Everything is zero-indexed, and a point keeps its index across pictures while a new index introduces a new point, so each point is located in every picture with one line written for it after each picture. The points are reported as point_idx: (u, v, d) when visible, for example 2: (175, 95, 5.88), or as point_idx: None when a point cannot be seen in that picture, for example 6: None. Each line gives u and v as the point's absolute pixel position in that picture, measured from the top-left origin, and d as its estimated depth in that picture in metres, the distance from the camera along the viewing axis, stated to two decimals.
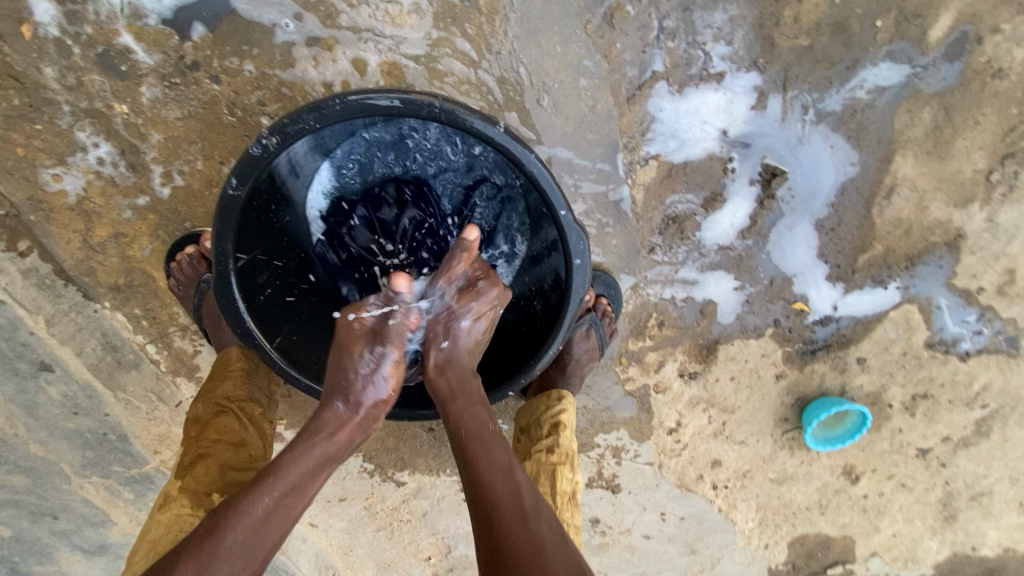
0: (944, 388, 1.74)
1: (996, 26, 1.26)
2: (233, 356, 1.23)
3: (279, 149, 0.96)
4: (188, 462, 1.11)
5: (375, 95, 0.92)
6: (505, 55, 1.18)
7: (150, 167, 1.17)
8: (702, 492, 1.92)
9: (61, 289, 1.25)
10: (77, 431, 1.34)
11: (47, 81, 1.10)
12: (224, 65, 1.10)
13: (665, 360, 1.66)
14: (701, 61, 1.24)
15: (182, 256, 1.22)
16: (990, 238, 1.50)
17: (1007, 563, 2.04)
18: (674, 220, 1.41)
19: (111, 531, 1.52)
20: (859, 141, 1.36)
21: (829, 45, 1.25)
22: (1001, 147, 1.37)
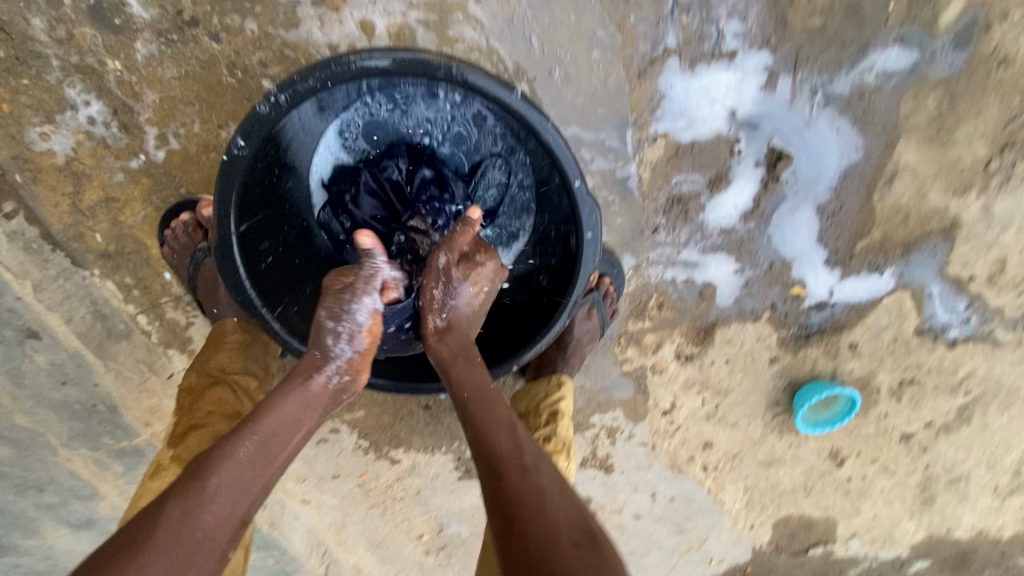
0: (930, 374, 1.78)
1: (1004, 13, 1.26)
2: (228, 327, 1.19)
3: (287, 108, 0.94)
4: (181, 432, 1.08)
5: (388, 53, 0.90)
6: (517, 23, 1.15)
7: (144, 129, 1.13)
8: (693, 474, 1.95)
9: (48, 254, 1.20)
10: (66, 401, 1.30)
11: (36, 33, 1.05)
12: (224, 22, 1.05)
13: (663, 342, 1.67)
14: (713, 38, 1.22)
15: (177, 223, 1.18)
16: (984, 228, 1.52)
17: (979, 545, 2.12)
18: (679, 200, 1.41)
19: (98, 505, 1.49)
20: (864, 125, 1.36)
21: (841, 26, 1.24)
22: (1000, 137, 1.38)
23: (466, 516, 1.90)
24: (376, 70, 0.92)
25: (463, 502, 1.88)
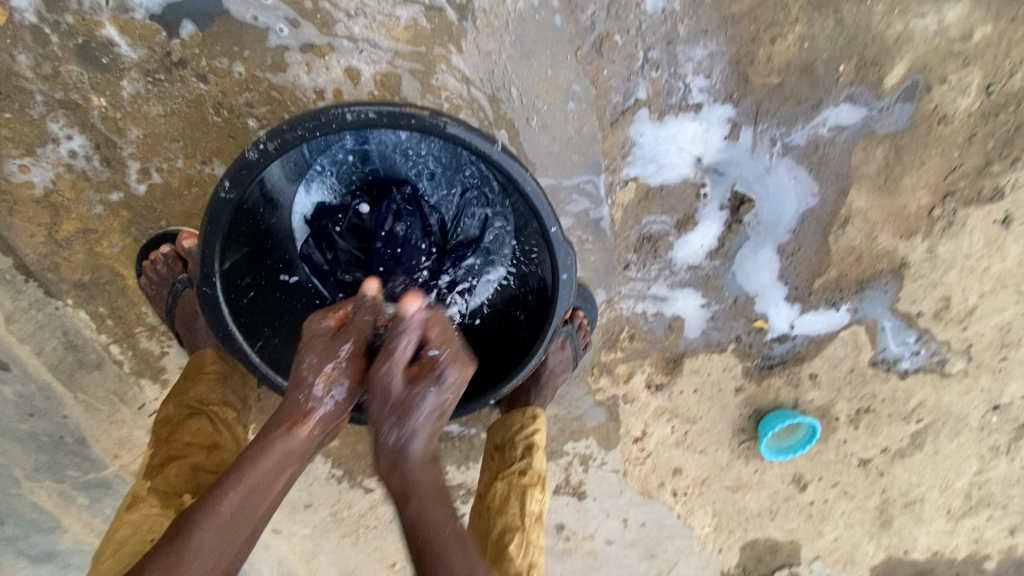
0: (884, 403, 1.85)
1: (943, 76, 1.36)
2: (206, 357, 1.20)
3: (273, 157, 0.96)
4: (158, 465, 1.07)
5: (376, 107, 0.93)
6: (498, 74, 1.20)
7: (126, 164, 1.14)
8: (664, 499, 1.99)
9: (22, 285, 1.20)
10: (32, 434, 1.28)
11: (21, 69, 1.05)
12: (212, 65, 1.08)
13: (634, 372, 1.73)
14: (681, 91, 1.30)
15: (156, 255, 1.19)
16: (930, 268, 1.61)
17: (936, 566, 2.15)
18: (649, 239, 1.48)
19: (61, 539, 1.48)
20: (819, 174, 1.46)
21: (796, 84, 1.34)
22: (942, 186, 1.49)
23: None
24: (364, 122, 0.94)
25: None
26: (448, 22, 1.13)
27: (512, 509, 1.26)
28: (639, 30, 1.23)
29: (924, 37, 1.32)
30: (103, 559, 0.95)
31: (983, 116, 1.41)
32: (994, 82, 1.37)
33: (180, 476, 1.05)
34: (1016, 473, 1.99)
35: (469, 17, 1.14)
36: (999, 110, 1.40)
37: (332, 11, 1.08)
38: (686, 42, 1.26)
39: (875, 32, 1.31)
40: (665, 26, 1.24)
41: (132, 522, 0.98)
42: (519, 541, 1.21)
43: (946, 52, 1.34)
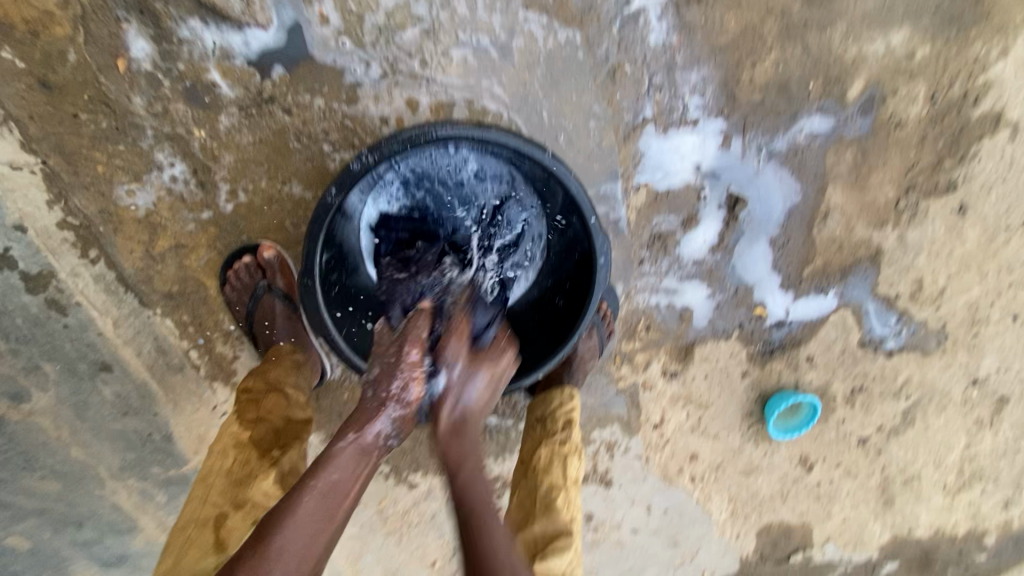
0: (875, 381, 1.99)
1: (894, 89, 1.63)
2: (285, 348, 1.35)
3: (369, 168, 1.16)
4: (250, 419, 1.21)
5: (453, 125, 1.15)
6: (530, 99, 1.43)
7: (218, 186, 1.33)
8: (683, 485, 2.10)
9: (122, 295, 1.35)
10: (123, 432, 1.43)
11: (136, 109, 1.25)
12: (297, 100, 1.29)
13: (651, 360, 1.91)
14: (680, 109, 1.55)
15: (239, 265, 1.35)
16: (902, 254, 1.81)
17: (939, 544, 2.23)
18: (659, 236, 1.70)
19: (135, 539, 1.55)
20: (800, 175, 1.70)
21: (775, 99, 1.59)
22: (904, 181, 1.73)
23: None
24: (444, 138, 1.16)
25: None
26: (490, 59, 1.37)
27: (555, 471, 1.42)
28: (645, 59, 1.48)
29: (877, 58, 1.60)
30: (217, 486, 1.11)
31: (931, 121, 1.67)
32: (938, 92, 1.64)
33: (267, 432, 1.20)
34: (1002, 445, 2.10)
35: (507, 55, 1.38)
36: (945, 115, 1.66)
37: (396, 53, 1.31)
38: (683, 68, 1.51)
39: (836, 54, 1.57)
40: (665, 56, 1.49)
41: (235, 460, 1.14)
42: (563, 498, 1.38)
43: (895, 69, 1.61)
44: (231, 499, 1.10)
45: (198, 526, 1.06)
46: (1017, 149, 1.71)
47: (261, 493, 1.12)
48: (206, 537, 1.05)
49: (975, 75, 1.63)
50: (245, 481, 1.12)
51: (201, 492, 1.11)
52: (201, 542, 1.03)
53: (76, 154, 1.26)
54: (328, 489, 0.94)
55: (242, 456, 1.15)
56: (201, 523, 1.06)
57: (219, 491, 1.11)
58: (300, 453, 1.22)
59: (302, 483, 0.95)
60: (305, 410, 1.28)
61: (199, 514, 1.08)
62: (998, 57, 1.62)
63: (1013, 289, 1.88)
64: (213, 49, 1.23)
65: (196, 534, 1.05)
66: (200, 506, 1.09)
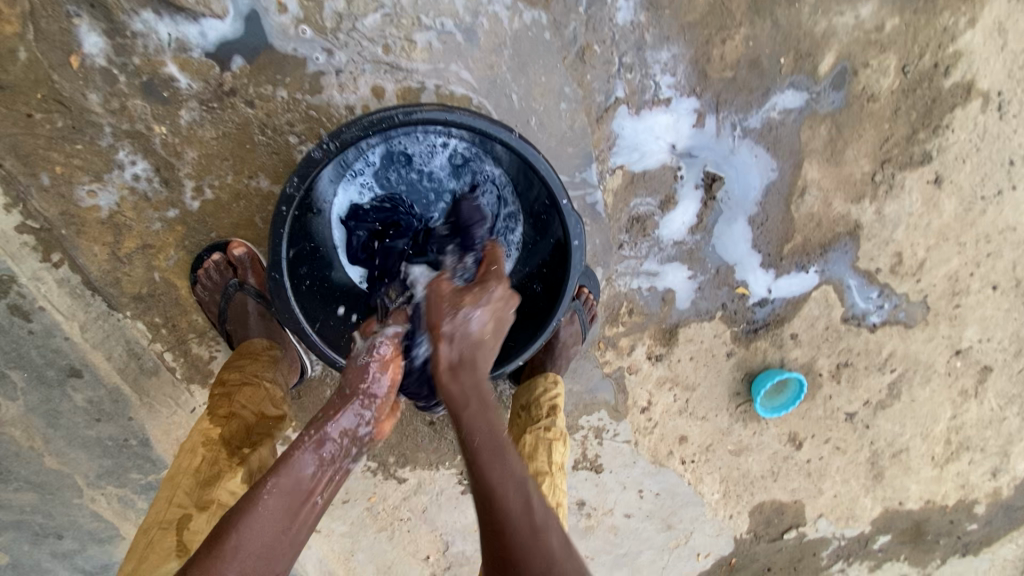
0: (860, 356, 1.99)
1: (865, 61, 1.63)
2: (261, 345, 1.32)
3: (333, 155, 1.13)
4: (222, 416, 1.18)
5: (417, 108, 1.12)
6: (499, 83, 1.41)
7: (182, 183, 1.30)
8: (674, 467, 2.10)
9: (89, 299, 1.32)
10: (98, 439, 1.40)
11: (92, 106, 1.21)
12: (259, 91, 1.26)
13: (635, 344, 1.91)
14: (652, 89, 1.53)
15: (209, 263, 1.33)
16: (880, 227, 1.82)
17: (929, 514, 2.25)
18: (637, 219, 1.69)
19: (118, 548, 1.52)
20: (775, 151, 1.69)
21: (747, 76, 1.58)
22: (880, 154, 1.73)
23: (469, 532, 1.99)
24: (408, 121, 1.13)
25: (466, 517, 1.97)
26: (456, 43, 1.35)
27: (541, 457, 1.43)
28: (613, 39, 1.46)
29: (847, 31, 1.59)
30: (184, 484, 1.08)
31: (904, 92, 1.67)
32: (909, 64, 1.64)
33: (237, 430, 1.17)
34: (987, 415, 2.12)
35: (473, 39, 1.36)
36: (917, 86, 1.66)
37: (358, 39, 1.28)
38: (653, 47, 1.49)
39: (805, 28, 1.57)
40: (633, 35, 1.47)
41: (203, 458, 1.11)
42: (548, 483, 1.39)
43: (865, 42, 1.61)
44: (197, 499, 1.07)
45: (161, 529, 1.03)
46: (989, 118, 1.72)
47: (228, 492, 1.10)
48: (169, 539, 1.02)
49: (945, 45, 1.64)
50: (212, 480, 1.10)
51: (168, 491, 1.08)
52: (163, 545, 1.01)
53: (33, 155, 1.23)
54: (290, 486, 0.95)
55: (210, 453, 1.12)
56: (165, 525, 1.04)
57: (184, 490, 1.08)
58: (269, 452, 1.20)
59: (260, 483, 0.95)
60: (279, 407, 1.25)
61: (163, 515, 1.05)
62: (966, 27, 1.63)
63: (992, 259, 1.89)
64: (169, 42, 1.20)
65: (159, 536, 1.02)
66: (165, 506, 1.06)
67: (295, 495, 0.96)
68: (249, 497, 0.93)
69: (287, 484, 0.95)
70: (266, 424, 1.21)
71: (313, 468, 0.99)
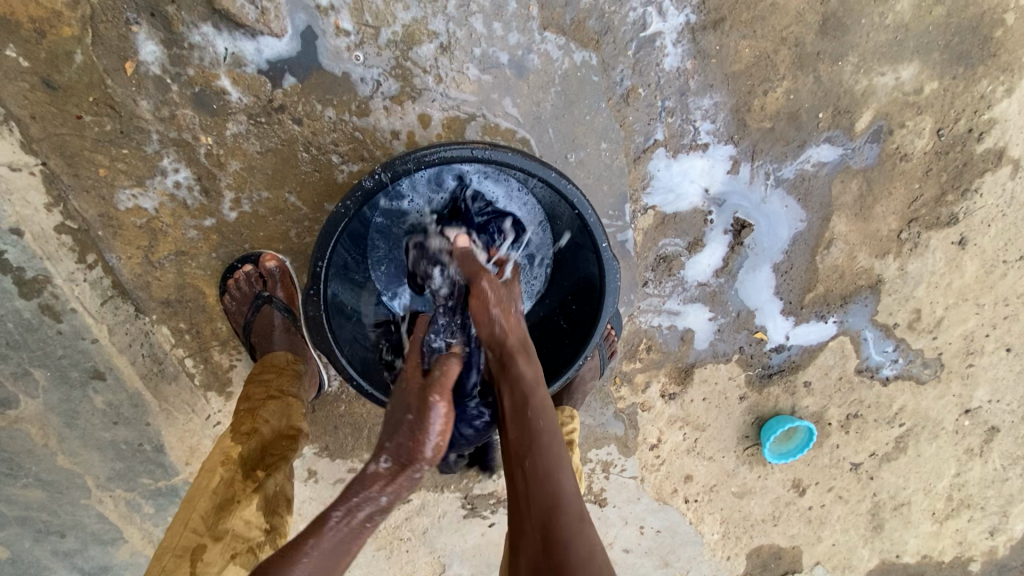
0: (870, 408, 1.99)
1: (901, 122, 1.64)
2: (284, 360, 1.31)
3: (382, 186, 1.12)
4: (243, 433, 1.17)
5: (470, 147, 1.12)
6: (541, 118, 1.42)
7: (222, 193, 1.30)
8: (677, 505, 2.08)
9: (118, 301, 1.32)
10: (112, 441, 1.39)
11: (142, 112, 1.22)
12: (308, 111, 1.27)
13: (650, 381, 1.90)
14: (691, 134, 1.54)
15: (240, 274, 1.33)
16: (902, 284, 1.82)
17: (926, 569, 2.23)
18: (664, 258, 1.70)
19: (119, 551, 1.50)
20: (805, 203, 1.70)
21: (785, 128, 1.59)
22: (907, 213, 1.74)
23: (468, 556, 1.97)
24: (459, 158, 1.13)
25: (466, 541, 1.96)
26: (505, 76, 1.36)
27: None
28: (659, 84, 1.47)
29: (886, 91, 1.60)
30: (202, 504, 1.06)
31: (936, 154, 1.68)
32: (943, 127, 1.66)
33: (255, 450, 1.16)
34: (991, 475, 2.11)
35: (522, 73, 1.37)
36: (949, 149, 1.68)
37: (410, 67, 1.29)
38: (696, 93, 1.50)
39: (846, 86, 1.58)
40: (679, 80, 1.48)
41: (220, 479, 1.08)
42: None
43: (903, 103, 1.62)
44: (211, 525, 1.04)
45: (175, 556, 1.00)
46: (1017, 185, 1.73)
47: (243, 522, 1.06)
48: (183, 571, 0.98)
49: (980, 112, 1.65)
50: (227, 507, 1.07)
51: (184, 514, 1.06)
52: None
53: (78, 156, 1.23)
54: (360, 516, 0.94)
55: (228, 475, 1.09)
56: (180, 552, 1.00)
57: (201, 514, 1.05)
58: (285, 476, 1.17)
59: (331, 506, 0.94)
60: (295, 427, 1.24)
61: (178, 541, 1.02)
62: (1002, 95, 1.64)
63: (1008, 321, 1.89)
64: (224, 56, 1.21)
65: (172, 565, 0.99)
66: (180, 531, 1.03)
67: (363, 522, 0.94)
68: (317, 521, 0.93)
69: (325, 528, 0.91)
70: (281, 444, 1.20)
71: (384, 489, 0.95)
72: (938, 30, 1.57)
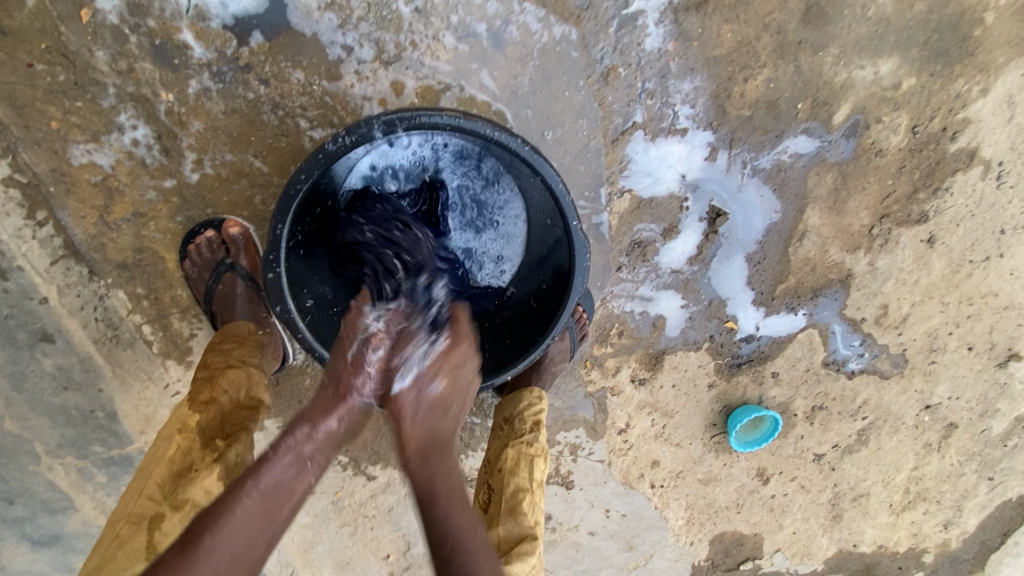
0: (835, 400, 2.03)
1: (878, 117, 1.65)
2: (245, 329, 1.27)
3: (347, 150, 1.09)
4: (202, 402, 1.14)
5: (440, 114, 1.09)
6: (519, 92, 1.39)
7: (183, 154, 1.25)
8: (643, 490, 2.11)
9: (70, 262, 1.27)
10: (63, 407, 1.35)
11: (98, 63, 1.17)
12: (275, 72, 1.23)
13: (621, 366, 1.91)
14: (670, 118, 1.53)
15: (201, 240, 1.28)
16: (871, 279, 1.85)
17: (881, 559, 2.29)
18: (639, 244, 1.69)
19: (70, 520, 1.47)
20: (781, 194, 1.71)
21: (764, 117, 1.59)
22: (880, 208, 1.75)
23: None
24: (429, 125, 1.10)
25: None
26: (482, 47, 1.33)
27: (522, 473, 1.40)
28: (639, 64, 1.46)
29: (865, 85, 1.61)
30: (158, 473, 1.05)
31: (910, 151, 1.70)
32: (918, 124, 1.67)
33: (214, 419, 1.13)
34: (947, 469, 2.16)
35: (500, 45, 1.34)
36: (923, 147, 1.69)
37: (384, 31, 1.25)
38: (676, 76, 1.49)
39: (826, 77, 1.58)
40: (660, 62, 1.47)
41: (178, 447, 1.07)
42: (529, 501, 1.36)
43: (880, 98, 1.63)
44: (168, 495, 1.03)
45: (130, 523, 0.99)
46: (987, 186, 1.76)
47: (203, 491, 1.04)
48: (139, 538, 0.98)
49: (955, 110, 1.67)
50: (185, 476, 1.05)
51: (140, 482, 1.05)
52: (133, 544, 0.97)
53: (29, 107, 1.18)
54: (267, 492, 0.93)
55: (185, 444, 1.08)
56: (136, 520, 0.99)
57: (157, 482, 1.04)
58: (246, 445, 1.14)
59: (241, 481, 0.94)
60: (258, 397, 1.21)
61: (134, 509, 1.01)
62: (978, 96, 1.66)
63: (971, 320, 1.94)
64: (186, 9, 1.16)
65: (128, 531, 0.98)
66: (135, 499, 1.02)
67: (277, 499, 0.94)
68: (229, 495, 0.92)
69: (269, 484, 0.93)
70: (241, 414, 1.17)
71: (296, 470, 0.96)
72: (919, 26, 1.58)
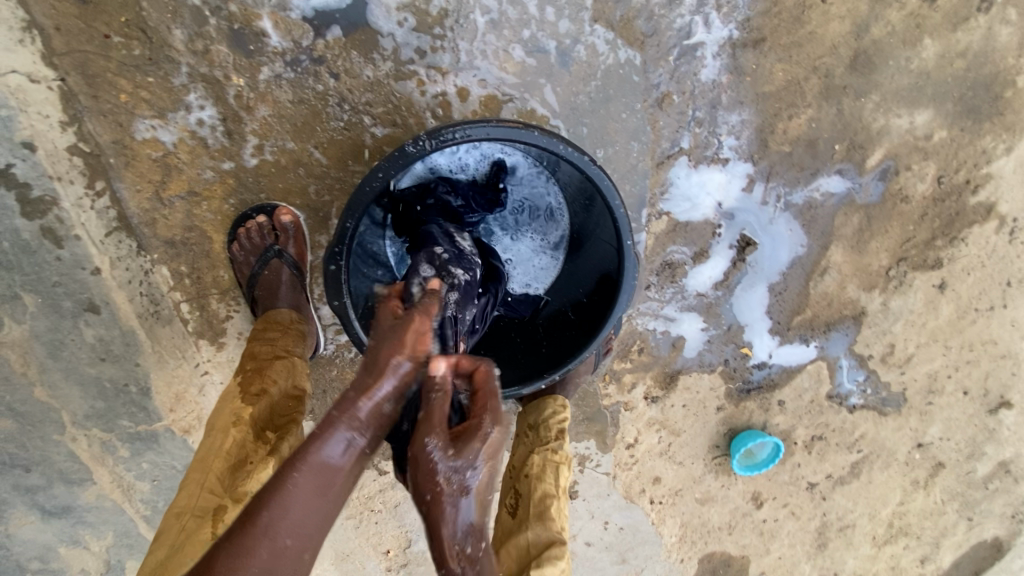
0: (834, 432, 2.09)
1: (908, 165, 1.71)
2: (286, 317, 1.27)
3: (423, 154, 1.11)
4: (253, 393, 1.14)
5: (518, 128, 1.12)
6: (576, 109, 1.43)
7: (246, 138, 1.26)
8: (642, 505, 2.14)
9: (121, 234, 1.28)
10: (97, 378, 1.35)
11: (175, 42, 1.18)
12: (347, 67, 1.24)
13: (637, 383, 1.95)
14: (714, 147, 1.58)
15: (252, 224, 1.28)
16: (882, 318, 1.91)
17: None
18: (669, 265, 1.74)
19: (84, 492, 1.45)
20: (809, 229, 1.76)
21: (802, 154, 1.65)
22: (898, 251, 1.82)
23: None
24: (505, 137, 1.12)
25: None
26: (547, 63, 1.36)
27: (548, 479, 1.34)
28: (692, 93, 1.50)
29: (899, 133, 1.67)
30: (217, 465, 1.05)
31: (933, 200, 1.77)
32: (944, 175, 1.74)
33: (265, 410, 1.13)
34: (931, 506, 2.22)
35: (565, 63, 1.38)
36: (946, 197, 1.76)
37: (456, 37, 1.28)
38: (726, 108, 1.54)
39: (864, 122, 1.64)
40: (712, 92, 1.51)
41: (234, 441, 1.07)
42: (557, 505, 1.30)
43: (911, 147, 1.70)
44: (229, 487, 1.04)
45: (195, 516, 1.00)
46: (999, 240, 1.83)
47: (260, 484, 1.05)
48: (206, 530, 0.98)
49: (979, 165, 1.74)
50: (243, 468, 1.06)
51: (199, 475, 1.05)
52: (200, 535, 0.97)
53: (100, 77, 1.18)
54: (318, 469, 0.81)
55: (240, 437, 1.08)
56: (201, 513, 1.00)
57: (216, 476, 1.04)
58: (297, 437, 1.16)
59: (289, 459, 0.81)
60: (302, 386, 1.22)
61: (196, 502, 1.01)
62: (1001, 153, 1.73)
63: (970, 365, 2.01)
64: None
65: (194, 525, 0.99)
66: (197, 491, 1.02)
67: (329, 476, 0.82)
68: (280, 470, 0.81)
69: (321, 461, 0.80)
70: (288, 404, 1.18)
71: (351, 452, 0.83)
72: (955, 82, 1.65)
